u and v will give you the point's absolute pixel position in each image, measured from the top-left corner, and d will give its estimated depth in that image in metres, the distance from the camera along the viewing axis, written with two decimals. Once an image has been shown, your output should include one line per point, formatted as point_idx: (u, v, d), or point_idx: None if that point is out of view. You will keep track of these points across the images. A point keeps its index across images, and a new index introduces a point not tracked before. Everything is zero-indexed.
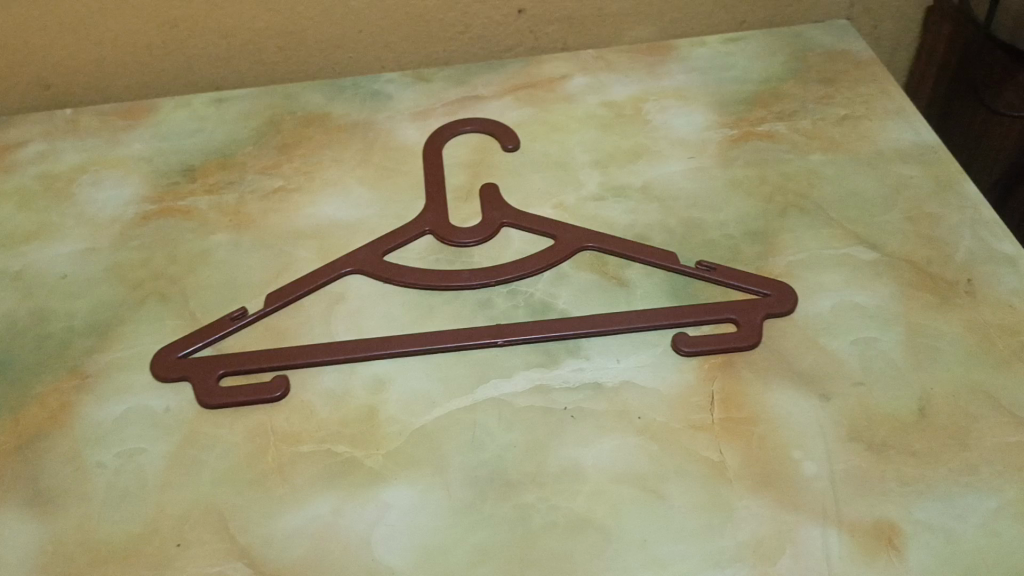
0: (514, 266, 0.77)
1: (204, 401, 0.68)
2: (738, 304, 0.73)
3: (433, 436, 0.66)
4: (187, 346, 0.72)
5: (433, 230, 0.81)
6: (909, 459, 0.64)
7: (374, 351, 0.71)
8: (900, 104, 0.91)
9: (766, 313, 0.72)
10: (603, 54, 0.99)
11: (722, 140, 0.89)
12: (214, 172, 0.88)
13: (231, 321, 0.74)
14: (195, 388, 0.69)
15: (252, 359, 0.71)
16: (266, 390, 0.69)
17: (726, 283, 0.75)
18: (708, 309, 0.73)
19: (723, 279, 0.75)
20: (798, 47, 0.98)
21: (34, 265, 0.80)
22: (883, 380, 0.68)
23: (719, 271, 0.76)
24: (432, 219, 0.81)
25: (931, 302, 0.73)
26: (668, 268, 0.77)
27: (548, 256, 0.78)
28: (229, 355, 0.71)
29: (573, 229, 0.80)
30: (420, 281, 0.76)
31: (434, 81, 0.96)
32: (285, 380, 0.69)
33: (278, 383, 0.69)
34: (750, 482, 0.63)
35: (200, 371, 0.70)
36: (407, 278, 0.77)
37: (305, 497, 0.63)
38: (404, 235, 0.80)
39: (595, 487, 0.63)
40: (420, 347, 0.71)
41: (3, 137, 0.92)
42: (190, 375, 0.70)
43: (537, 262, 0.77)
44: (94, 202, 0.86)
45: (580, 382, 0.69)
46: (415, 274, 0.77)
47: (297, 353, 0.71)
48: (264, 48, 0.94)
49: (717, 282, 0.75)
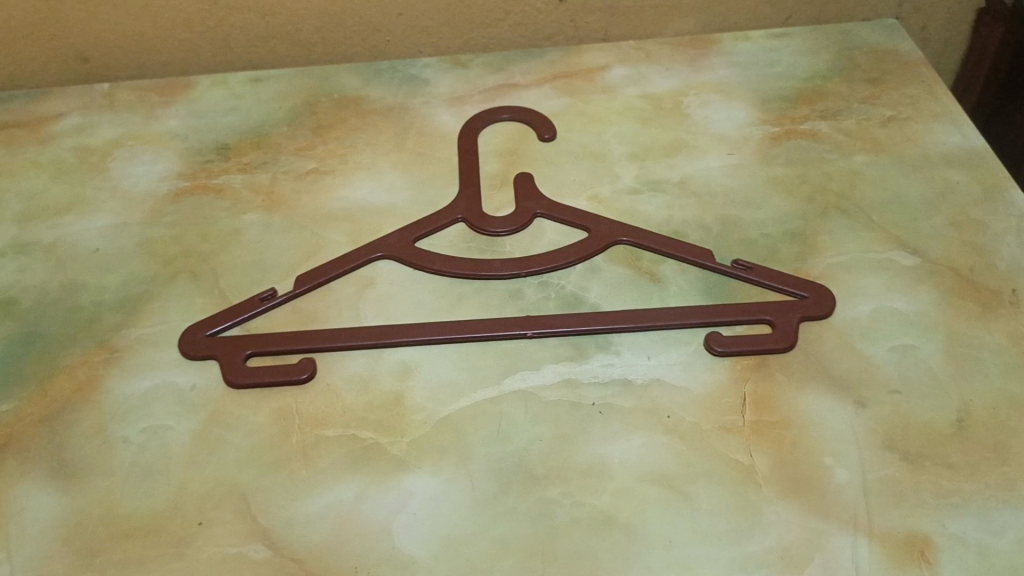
0: (546, 258, 0.76)
1: (231, 381, 0.68)
2: (774, 306, 0.71)
3: (458, 426, 0.65)
4: (217, 325, 0.72)
5: (466, 217, 0.80)
6: (945, 471, 0.62)
7: (402, 337, 0.70)
8: (948, 106, 0.89)
9: (802, 315, 0.71)
10: (644, 45, 0.97)
11: (763, 137, 0.87)
12: (248, 151, 0.88)
13: (261, 301, 0.74)
14: (223, 367, 0.69)
15: (280, 340, 0.71)
16: (292, 371, 0.68)
17: (762, 283, 0.73)
18: (743, 309, 0.71)
19: (759, 279, 0.74)
20: (844, 45, 0.96)
21: (67, 237, 0.81)
22: (921, 388, 0.67)
23: (755, 271, 0.74)
24: (465, 207, 0.81)
25: (973, 310, 0.71)
26: (703, 266, 0.75)
27: (581, 248, 0.76)
28: (258, 335, 0.71)
29: (608, 222, 0.78)
30: (451, 269, 0.75)
31: (472, 67, 0.95)
32: (312, 363, 0.69)
33: (305, 365, 0.69)
34: (779, 487, 0.61)
35: (229, 350, 0.70)
36: (438, 265, 0.76)
37: (327, 482, 0.63)
38: (436, 222, 0.79)
39: (620, 485, 0.62)
40: (449, 336, 0.70)
41: (41, 109, 0.92)
42: (218, 354, 0.70)
43: (570, 254, 0.76)
44: (129, 176, 0.86)
45: (609, 378, 0.68)
46: (445, 262, 0.76)
47: (325, 336, 0.71)
48: (303, 27, 0.93)
49: (753, 282, 0.74)
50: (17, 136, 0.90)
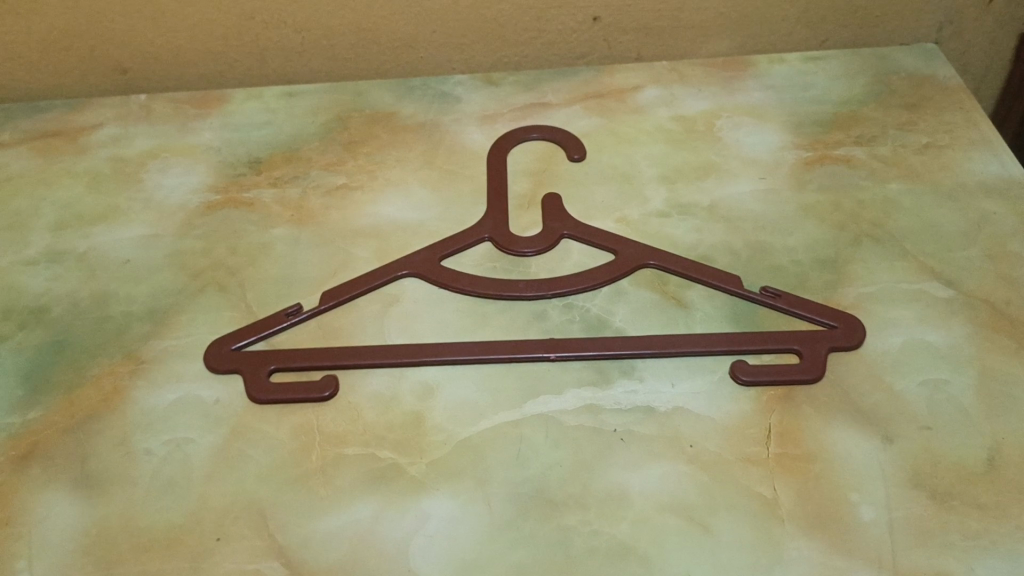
0: (570, 279, 0.75)
1: (253, 396, 0.68)
2: (802, 335, 0.70)
3: (478, 448, 0.65)
4: (242, 339, 0.72)
5: (492, 236, 0.80)
6: (974, 511, 0.60)
7: (423, 357, 0.70)
8: (987, 134, 0.87)
9: (830, 346, 0.70)
10: (677, 66, 0.97)
11: (795, 161, 0.86)
12: (279, 165, 0.88)
13: (285, 316, 0.74)
14: (246, 382, 0.69)
15: (302, 356, 0.71)
16: (314, 388, 0.69)
17: (788, 310, 0.72)
18: (769, 337, 0.70)
19: (787, 307, 0.72)
20: (881, 71, 0.95)
21: (100, 247, 0.82)
22: (951, 425, 0.65)
23: (782, 298, 0.73)
24: (493, 225, 0.80)
25: (1008, 345, 0.70)
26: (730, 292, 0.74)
27: (608, 271, 0.76)
28: (282, 350, 0.71)
29: (635, 245, 0.78)
30: (476, 288, 0.75)
31: (504, 85, 0.96)
32: (333, 380, 0.69)
33: (327, 382, 0.69)
34: (802, 522, 0.60)
35: (253, 364, 0.70)
36: (462, 284, 0.76)
37: (345, 500, 0.63)
38: (462, 241, 0.79)
39: (640, 514, 0.61)
40: (471, 356, 0.70)
41: (80, 120, 0.94)
42: (241, 368, 0.70)
43: (596, 276, 0.76)
44: (162, 188, 0.87)
45: (632, 405, 0.67)
46: (470, 281, 0.76)
47: (347, 353, 0.71)
48: (337, 42, 0.94)
49: (780, 310, 0.73)
50: (55, 146, 0.91)
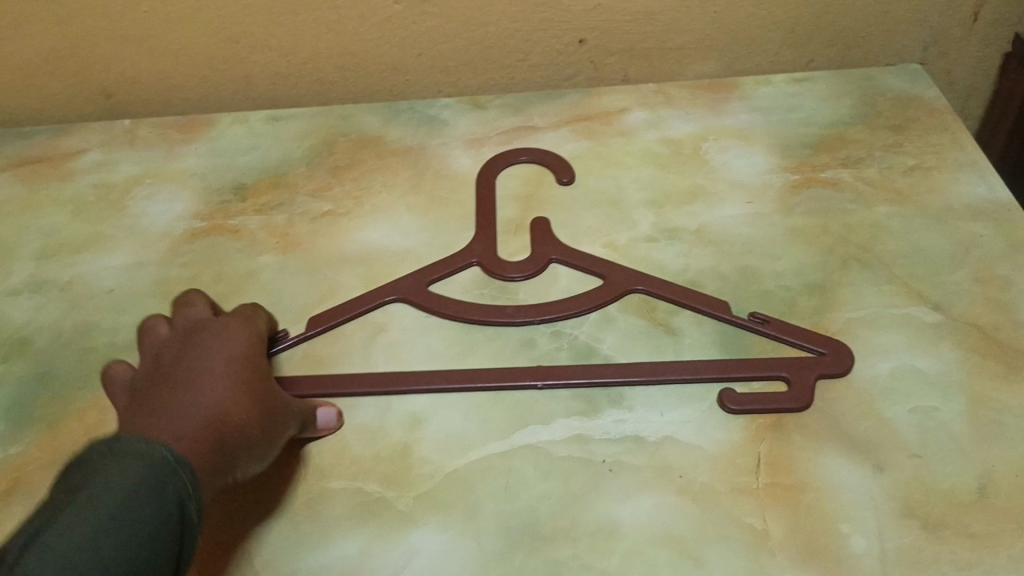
0: (559, 305, 0.75)
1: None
2: (790, 362, 0.70)
3: (466, 481, 0.64)
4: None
5: (480, 260, 0.79)
6: (966, 541, 0.60)
7: (413, 385, 0.70)
8: (973, 156, 0.88)
9: (819, 373, 0.69)
10: (664, 88, 0.97)
11: (783, 184, 0.86)
12: (265, 191, 0.88)
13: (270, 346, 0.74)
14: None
15: (291, 385, 0.70)
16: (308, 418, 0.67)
17: (776, 334, 0.72)
18: (758, 365, 0.70)
19: (774, 331, 0.72)
20: (867, 92, 0.96)
21: (84, 276, 0.81)
22: (941, 453, 0.65)
23: (768, 322, 0.73)
24: (482, 250, 0.80)
25: (997, 370, 0.70)
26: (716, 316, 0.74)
27: (595, 296, 0.76)
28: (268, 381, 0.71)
29: (622, 268, 0.78)
30: (465, 315, 0.75)
31: (490, 108, 0.95)
32: (328, 409, 0.68)
33: (321, 412, 0.68)
34: (793, 553, 0.60)
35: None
36: (449, 310, 0.75)
37: (331, 536, 0.62)
38: (450, 266, 0.79)
39: (630, 547, 0.60)
40: (457, 386, 0.70)
41: (64, 145, 0.93)
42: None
43: (584, 301, 0.75)
44: (147, 215, 0.86)
45: (621, 435, 0.67)
46: (459, 307, 0.75)
47: (337, 381, 0.70)
48: (323, 66, 0.94)
49: (768, 334, 0.72)
50: (39, 172, 0.90)
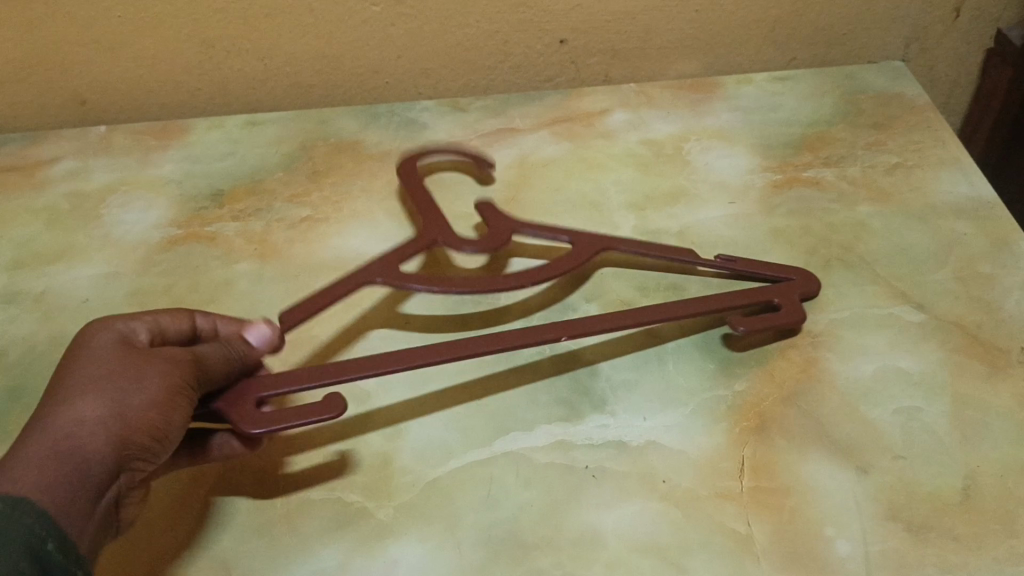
0: (542, 271, 0.73)
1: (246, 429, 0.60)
2: (775, 288, 0.73)
3: (447, 491, 0.63)
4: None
5: (443, 242, 0.75)
6: (950, 543, 0.59)
7: (426, 359, 0.65)
8: (954, 154, 0.88)
9: (800, 292, 0.73)
10: (644, 88, 0.96)
11: (765, 184, 0.85)
12: (242, 197, 0.87)
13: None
14: (230, 414, 0.60)
15: (290, 380, 0.63)
16: (321, 408, 0.60)
17: (778, 300, 0.72)
18: (753, 295, 0.72)
19: (778, 297, 0.73)
20: (849, 90, 0.95)
21: (57, 286, 0.80)
22: (925, 454, 0.64)
23: (770, 288, 0.73)
24: (438, 231, 0.75)
25: (981, 370, 0.69)
26: (727, 301, 0.71)
27: (575, 260, 0.74)
28: (261, 378, 0.63)
29: (589, 233, 0.77)
30: (459, 290, 0.70)
31: (470, 111, 0.95)
32: (341, 399, 0.61)
33: (333, 402, 0.61)
34: (777, 559, 0.59)
35: (233, 400, 0.61)
36: (440, 285, 0.70)
37: (309, 549, 0.61)
38: (412, 247, 0.74)
39: (612, 555, 0.60)
40: (479, 351, 0.66)
41: (36, 153, 0.91)
42: (222, 407, 0.61)
43: (568, 266, 0.74)
44: (122, 224, 0.85)
45: (603, 440, 0.66)
46: (447, 281, 0.71)
47: (343, 368, 0.64)
48: (300, 70, 0.93)
49: (772, 300, 0.73)
50: (11, 181, 0.89)
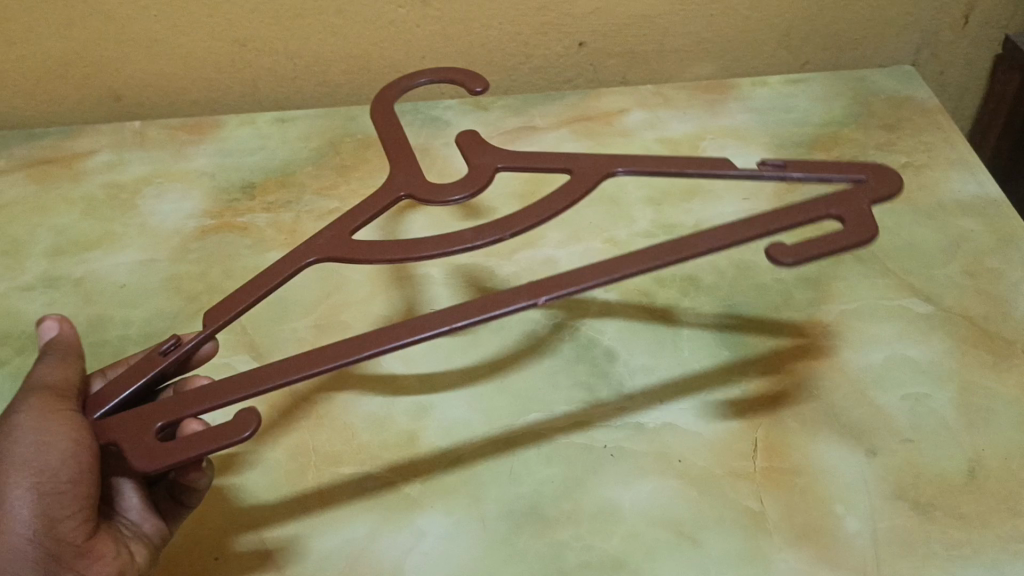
0: (527, 214, 0.60)
1: (143, 468, 0.50)
2: (834, 198, 0.58)
3: (472, 467, 0.66)
4: (107, 404, 0.55)
5: (409, 193, 0.62)
6: (956, 522, 0.62)
7: (374, 348, 0.53)
8: (962, 154, 0.90)
9: (870, 199, 0.58)
10: (661, 89, 0.99)
11: (778, 182, 0.88)
12: (273, 190, 0.90)
13: (163, 356, 0.57)
14: (126, 451, 0.52)
15: (198, 399, 0.53)
16: (227, 430, 0.50)
17: (835, 212, 0.57)
18: (804, 210, 0.57)
19: (835, 207, 0.57)
20: (860, 93, 0.98)
21: (96, 272, 0.83)
22: (932, 437, 0.67)
23: (824, 198, 0.58)
24: (405, 181, 0.63)
25: (987, 359, 0.72)
26: (767, 223, 0.56)
27: (570, 193, 0.61)
28: (168, 399, 0.53)
29: (586, 155, 0.64)
30: (424, 255, 0.58)
31: (493, 109, 0.98)
32: (253, 415, 0.50)
33: (245, 419, 0.50)
34: (789, 534, 0.61)
35: (130, 433, 0.52)
36: (402, 253, 0.58)
37: (341, 519, 0.63)
38: (373, 207, 0.62)
39: (630, 529, 0.62)
40: (436, 330, 0.53)
41: (74, 146, 0.95)
42: (115, 440, 0.52)
43: (559, 201, 0.60)
44: (157, 214, 0.88)
45: (622, 421, 0.69)
46: (414, 246, 0.59)
47: (264, 373, 0.53)
48: (328, 69, 0.96)
49: (830, 214, 0.57)
50: (50, 172, 0.92)
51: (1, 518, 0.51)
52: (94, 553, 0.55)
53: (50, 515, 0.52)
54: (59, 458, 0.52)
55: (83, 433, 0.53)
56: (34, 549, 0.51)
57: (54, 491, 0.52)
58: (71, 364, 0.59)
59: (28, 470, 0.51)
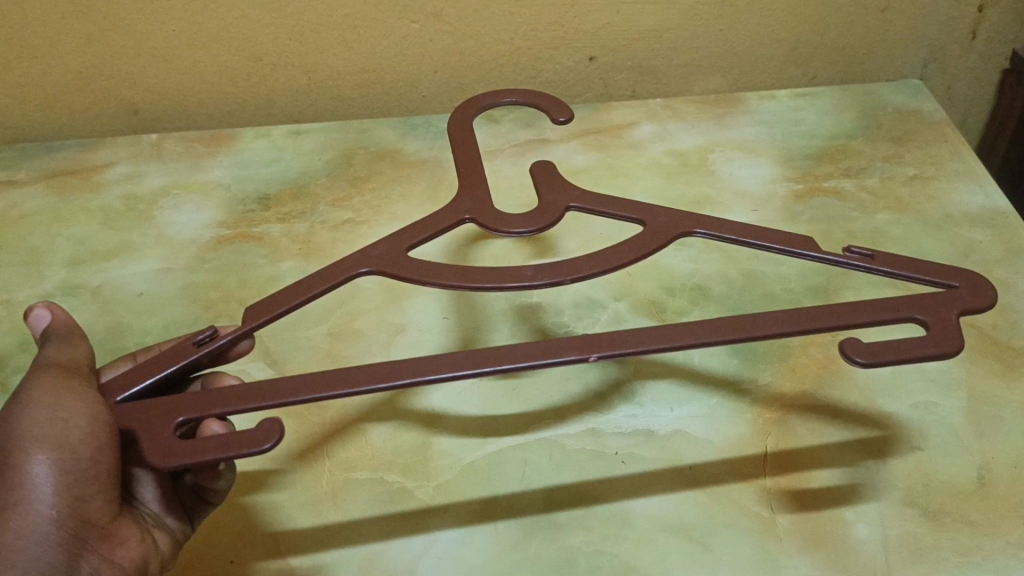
0: (587, 261, 0.60)
1: (156, 463, 0.50)
2: (921, 300, 0.56)
3: (484, 472, 0.67)
4: (130, 388, 0.55)
5: (473, 218, 0.63)
6: (966, 528, 0.62)
7: (413, 376, 0.53)
8: (969, 167, 0.91)
9: (960, 309, 0.56)
10: (670, 103, 1.01)
11: (787, 193, 0.89)
12: (288, 201, 0.91)
13: (196, 347, 0.58)
14: (142, 442, 0.52)
15: (227, 400, 0.53)
16: (248, 440, 0.50)
17: (921, 316, 0.55)
18: (886, 307, 0.55)
19: (921, 311, 0.55)
20: (868, 106, 0.99)
21: (114, 281, 0.84)
22: (941, 445, 0.67)
23: (912, 299, 0.56)
24: (471, 206, 0.64)
25: (995, 368, 0.72)
26: (847, 315, 0.55)
27: (640, 246, 0.61)
28: (195, 394, 0.53)
29: (666, 212, 0.63)
30: (479, 287, 0.58)
31: (504, 122, 0.99)
32: (276, 426, 0.50)
33: (267, 429, 0.50)
34: (799, 540, 0.62)
35: (149, 424, 0.53)
36: (459, 281, 0.59)
37: (355, 523, 0.64)
38: (435, 228, 0.62)
39: (642, 534, 0.63)
40: (478, 371, 0.53)
41: (92, 158, 0.96)
42: (132, 428, 0.53)
43: (629, 251, 0.60)
44: (174, 224, 0.90)
45: (633, 429, 0.69)
46: (473, 275, 0.59)
47: (290, 387, 0.53)
48: (342, 83, 0.97)
49: (914, 316, 0.55)
50: (69, 184, 0.94)
51: (22, 497, 0.51)
52: (110, 531, 0.56)
53: (70, 492, 0.52)
54: (81, 433, 0.52)
55: (97, 405, 0.53)
56: (55, 527, 0.52)
57: (76, 467, 0.52)
58: (78, 345, 0.60)
59: (49, 446, 0.52)
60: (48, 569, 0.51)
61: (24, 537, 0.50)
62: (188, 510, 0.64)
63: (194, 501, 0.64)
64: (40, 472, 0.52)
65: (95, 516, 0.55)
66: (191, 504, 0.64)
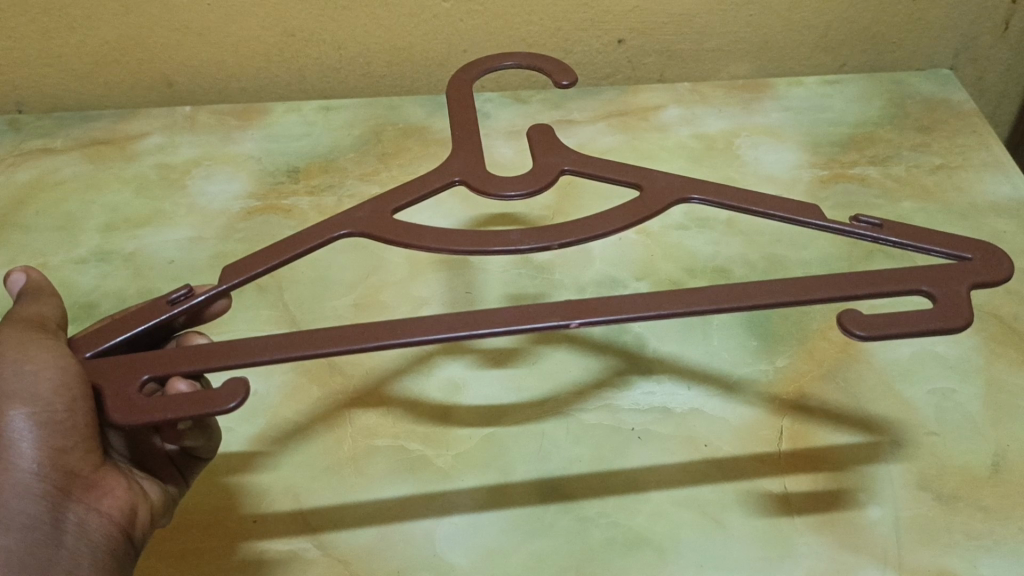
0: (577, 225, 0.59)
1: (118, 419, 0.50)
2: (930, 272, 0.54)
3: (501, 443, 0.68)
4: (101, 344, 0.54)
5: (464, 179, 0.62)
6: (978, 513, 0.63)
7: (383, 340, 0.51)
8: (997, 157, 0.91)
9: (970, 282, 0.54)
10: (698, 87, 1.01)
11: (812, 179, 0.89)
12: (316, 174, 0.93)
13: (170, 306, 0.56)
14: (107, 397, 0.51)
15: (192, 358, 0.52)
16: (212, 399, 0.49)
17: (928, 288, 0.53)
18: (888, 279, 0.53)
19: (929, 283, 0.53)
20: (896, 95, 0.99)
21: (146, 247, 0.86)
22: (957, 431, 0.68)
23: (920, 270, 0.54)
24: (462, 166, 0.63)
25: (1016, 358, 0.73)
26: (844, 287, 0.53)
27: (634, 210, 0.60)
28: (161, 351, 0.52)
29: (665, 176, 0.62)
30: (462, 249, 0.58)
31: (531, 102, 1.00)
32: (242, 385, 0.49)
33: (232, 389, 0.49)
34: (811, 519, 0.63)
35: (115, 379, 0.52)
36: (439, 244, 0.58)
37: (375, 487, 0.66)
38: (424, 188, 0.61)
39: (655, 508, 0.64)
40: (449, 335, 0.51)
41: (128, 128, 0.98)
42: (101, 384, 0.51)
43: (622, 215, 0.59)
44: (206, 194, 0.91)
45: (649, 406, 0.70)
46: (455, 237, 0.58)
47: (254, 347, 0.51)
48: (372, 60, 0.98)
49: (921, 288, 0.53)
50: (104, 152, 0.96)
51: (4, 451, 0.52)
52: (94, 480, 0.56)
53: (48, 445, 0.53)
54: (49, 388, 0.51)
55: (65, 358, 0.52)
56: (38, 479, 0.53)
57: (49, 421, 0.52)
58: (46, 301, 0.59)
59: (26, 402, 0.52)
60: (32, 524, 0.52)
61: (7, 493, 0.52)
62: (182, 469, 0.65)
63: (184, 459, 0.65)
64: (20, 427, 0.52)
65: (78, 466, 0.55)
66: (184, 462, 0.65)
